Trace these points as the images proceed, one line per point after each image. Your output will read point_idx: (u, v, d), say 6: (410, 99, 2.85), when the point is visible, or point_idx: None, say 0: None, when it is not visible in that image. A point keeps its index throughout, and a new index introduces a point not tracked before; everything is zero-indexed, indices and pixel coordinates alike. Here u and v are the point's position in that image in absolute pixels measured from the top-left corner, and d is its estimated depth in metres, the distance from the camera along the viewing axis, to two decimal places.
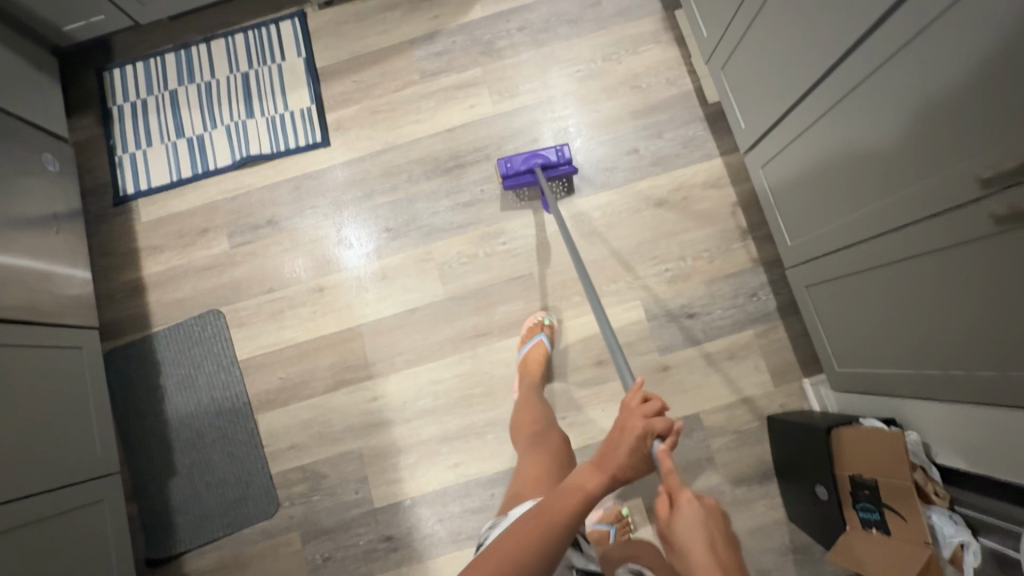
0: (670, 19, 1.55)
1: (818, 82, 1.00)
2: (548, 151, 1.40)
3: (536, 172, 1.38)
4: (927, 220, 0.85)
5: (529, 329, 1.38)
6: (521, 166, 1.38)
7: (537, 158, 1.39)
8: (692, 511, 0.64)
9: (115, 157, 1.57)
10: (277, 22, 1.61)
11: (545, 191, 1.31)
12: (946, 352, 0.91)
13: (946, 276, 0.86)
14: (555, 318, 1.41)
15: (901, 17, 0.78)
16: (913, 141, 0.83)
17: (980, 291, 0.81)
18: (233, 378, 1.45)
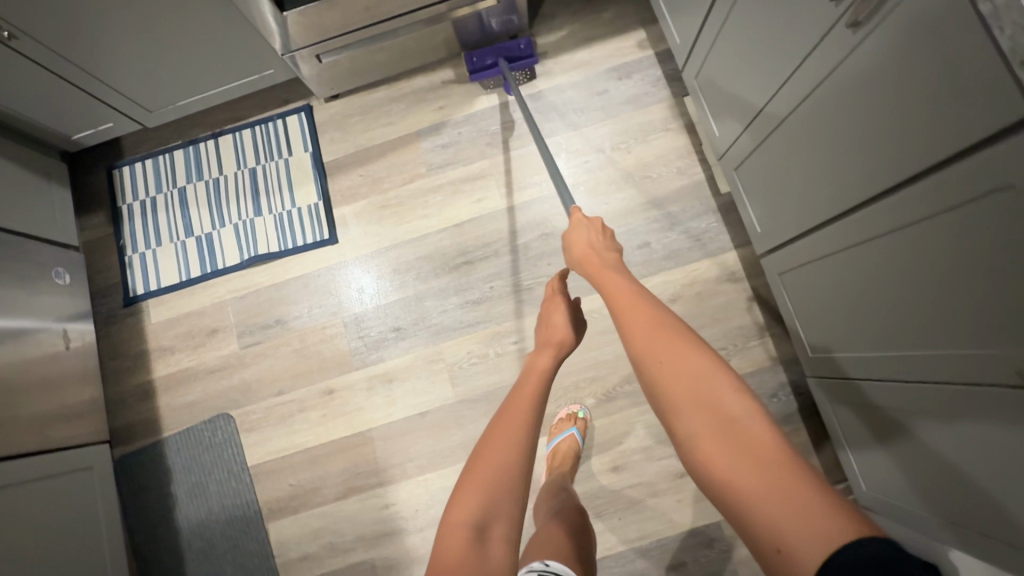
0: (679, 106, 1.52)
1: (845, 213, 0.96)
2: (509, 45, 1.48)
3: (498, 62, 1.47)
4: (973, 385, 0.80)
5: (562, 420, 1.37)
6: (484, 58, 1.48)
7: (499, 50, 1.49)
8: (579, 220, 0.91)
9: (125, 257, 1.57)
10: (284, 115, 1.61)
11: (505, 73, 1.40)
12: (998, 513, 0.84)
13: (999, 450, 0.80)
14: (589, 412, 1.39)
15: (936, 189, 0.74)
16: (958, 302, 0.78)
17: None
18: (244, 485, 1.43)
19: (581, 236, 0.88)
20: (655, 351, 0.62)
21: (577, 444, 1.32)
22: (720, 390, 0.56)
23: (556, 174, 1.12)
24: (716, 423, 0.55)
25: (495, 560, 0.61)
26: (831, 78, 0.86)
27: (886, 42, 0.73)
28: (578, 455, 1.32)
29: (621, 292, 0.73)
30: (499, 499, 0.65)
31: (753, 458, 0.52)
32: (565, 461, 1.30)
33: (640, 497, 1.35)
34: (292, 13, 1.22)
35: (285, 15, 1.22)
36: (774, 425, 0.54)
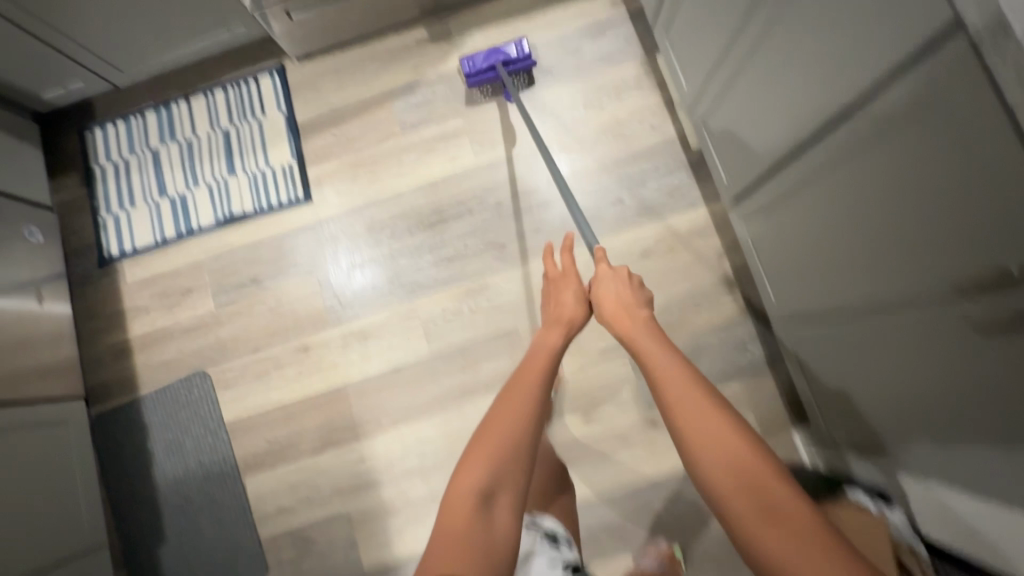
0: (652, 64, 1.53)
1: (795, 153, 0.98)
2: (507, 48, 1.45)
3: (497, 68, 1.43)
4: (903, 310, 0.82)
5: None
6: (482, 64, 1.44)
7: (497, 55, 1.45)
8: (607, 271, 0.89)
9: (100, 218, 1.57)
10: (257, 76, 1.60)
11: (507, 84, 1.37)
12: (938, 437, 0.86)
13: (934, 374, 0.81)
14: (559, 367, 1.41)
15: (868, 115, 0.75)
16: (895, 225, 0.78)
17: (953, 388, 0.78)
18: (221, 441, 1.45)
19: (607, 281, 0.88)
20: (696, 423, 0.63)
21: None
22: (759, 469, 0.58)
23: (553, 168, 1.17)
24: (750, 495, 0.57)
25: (498, 521, 0.65)
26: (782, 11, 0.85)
27: None
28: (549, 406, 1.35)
29: (658, 355, 0.72)
30: (506, 471, 0.68)
31: (785, 526, 0.54)
32: None
33: (611, 447, 1.38)
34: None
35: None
36: (810, 504, 0.55)
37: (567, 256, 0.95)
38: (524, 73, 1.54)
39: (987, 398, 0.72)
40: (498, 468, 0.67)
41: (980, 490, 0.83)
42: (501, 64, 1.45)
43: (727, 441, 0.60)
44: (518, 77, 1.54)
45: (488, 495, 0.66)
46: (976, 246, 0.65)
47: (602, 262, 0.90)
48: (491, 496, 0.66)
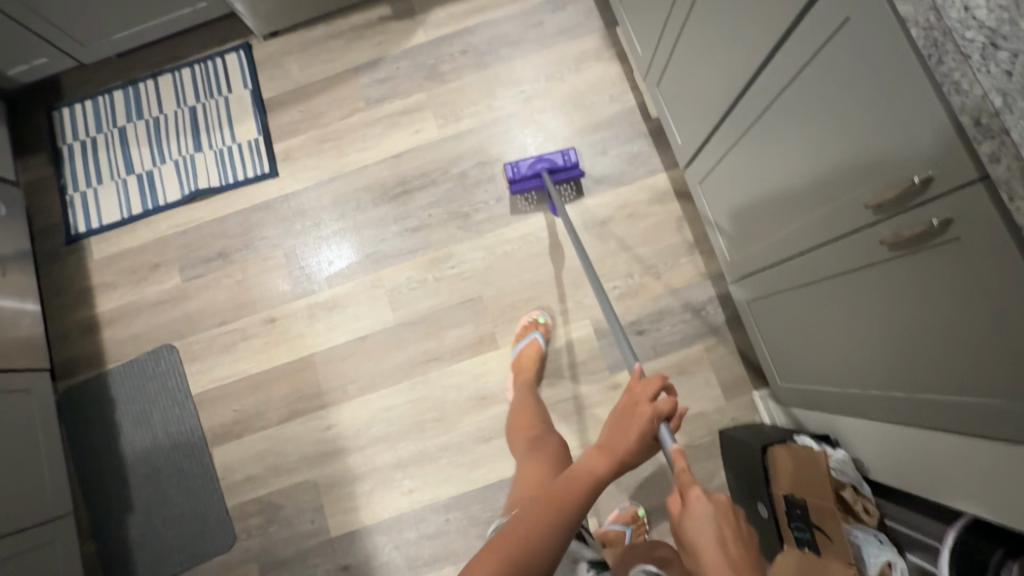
0: (611, 36, 1.56)
1: (734, 103, 0.99)
2: (554, 156, 1.42)
3: (542, 176, 1.39)
4: (831, 244, 0.83)
5: (524, 327, 1.40)
6: (527, 171, 1.40)
7: (543, 163, 1.41)
8: (705, 510, 0.65)
9: (67, 196, 1.58)
10: (223, 54, 1.62)
11: (553, 194, 1.32)
12: (880, 380, 0.86)
13: (867, 308, 0.82)
14: (550, 317, 1.42)
15: (790, 49, 0.77)
16: (830, 165, 0.78)
17: (891, 322, 0.78)
18: (188, 413, 1.45)
19: (703, 523, 0.64)
20: None
21: (540, 349, 1.35)
22: None
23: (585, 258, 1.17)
24: None
25: None
26: None
27: None
28: (542, 359, 1.35)
29: None
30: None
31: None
32: (528, 367, 1.33)
33: (572, 410, 1.39)
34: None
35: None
36: None
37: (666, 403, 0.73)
38: (571, 182, 1.48)
39: (915, 321, 0.73)
40: None
41: (914, 424, 0.83)
42: (547, 171, 1.41)
43: None
44: (565, 185, 1.48)
45: None
46: (887, 160, 0.67)
47: (694, 487, 0.66)
48: None
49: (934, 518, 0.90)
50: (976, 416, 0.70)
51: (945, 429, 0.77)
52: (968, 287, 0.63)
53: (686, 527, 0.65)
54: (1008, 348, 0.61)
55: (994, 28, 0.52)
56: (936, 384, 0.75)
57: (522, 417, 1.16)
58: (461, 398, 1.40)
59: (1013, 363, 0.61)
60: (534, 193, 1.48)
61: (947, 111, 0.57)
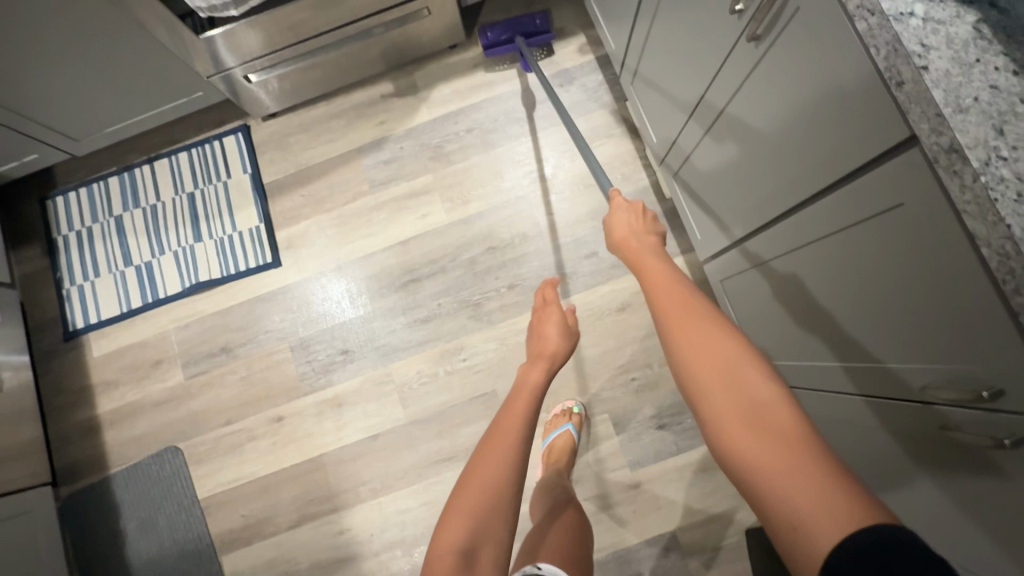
0: (622, 111, 1.51)
1: (767, 224, 0.94)
2: (524, 20, 1.48)
3: (516, 39, 1.45)
4: (878, 398, 0.79)
5: (557, 416, 1.36)
6: (501, 36, 1.47)
7: (516, 27, 1.47)
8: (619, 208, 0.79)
9: (63, 290, 1.53)
10: (221, 137, 1.57)
11: (525, 52, 1.38)
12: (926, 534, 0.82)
13: (922, 475, 0.77)
14: (585, 406, 1.38)
15: (835, 202, 0.72)
16: (879, 325, 0.73)
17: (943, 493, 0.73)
18: (196, 519, 1.41)
19: (619, 213, 0.78)
20: (686, 328, 0.54)
21: (573, 439, 1.32)
22: (741, 371, 0.49)
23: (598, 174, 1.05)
24: (749, 424, 0.46)
25: None
26: (749, 82, 0.81)
27: (782, 57, 0.70)
28: (574, 450, 1.31)
29: (658, 272, 0.65)
30: (490, 519, 0.63)
31: (783, 444, 0.44)
32: (561, 457, 1.29)
33: (592, 510, 1.34)
34: (219, 32, 1.18)
35: (212, 35, 1.18)
36: (779, 382, 0.49)
37: (551, 292, 0.97)
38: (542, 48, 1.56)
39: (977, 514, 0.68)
40: (481, 523, 0.62)
41: None
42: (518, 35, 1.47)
43: (722, 358, 0.51)
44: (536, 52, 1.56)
45: (469, 553, 0.61)
46: (951, 352, 0.62)
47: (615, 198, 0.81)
48: (473, 556, 0.61)
49: None
50: None
51: None
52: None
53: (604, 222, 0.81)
54: None
55: None
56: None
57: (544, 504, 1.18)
58: None
59: None
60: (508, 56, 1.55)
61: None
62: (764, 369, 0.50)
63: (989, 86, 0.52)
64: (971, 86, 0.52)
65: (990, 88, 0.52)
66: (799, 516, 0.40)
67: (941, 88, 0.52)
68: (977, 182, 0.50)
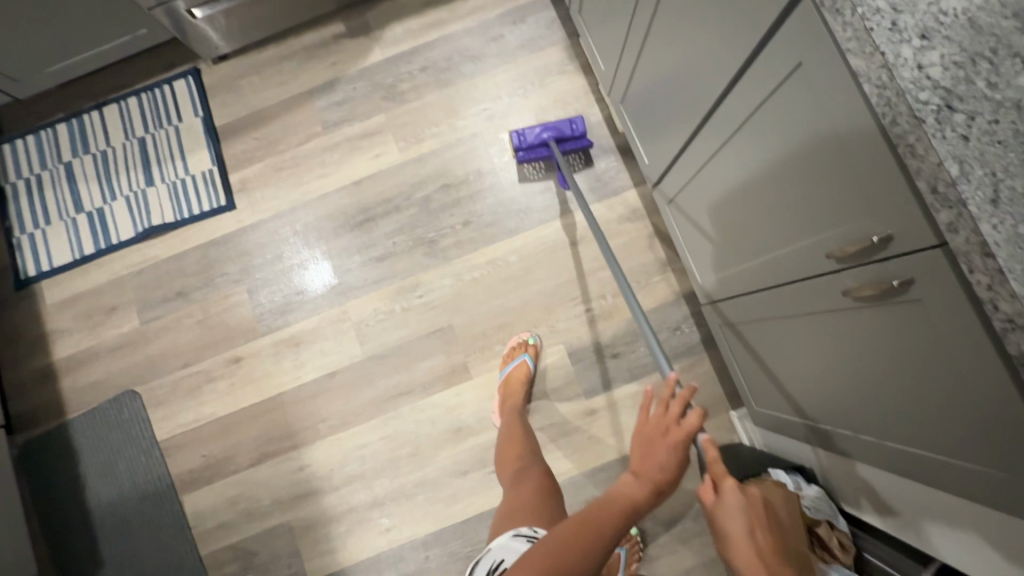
0: (575, 47, 1.51)
1: (695, 133, 0.95)
2: (560, 124, 1.37)
3: (550, 145, 1.35)
4: (798, 284, 0.81)
5: (514, 348, 1.37)
6: (534, 140, 1.36)
7: (550, 131, 1.36)
8: (735, 501, 0.74)
9: (13, 239, 1.50)
10: (170, 81, 1.54)
11: (561, 165, 1.27)
12: (848, 418, 0.84)
13: (837, 354, 0.79)
14: (541, 338, 1.39)
15: (746, 85, 0.73)
16: (793, 206, 0.74)
17: (858, 367, 0.76)
18: (156, 460, 1.41)
19: (734, 512, 0.74)
20: None
21: (530, 368, 1.33)
22: None
23: (585, 211, 1.18)
24: None
25: None
26: None
27: None
28: (531, 381, 1.33)
29: None
30: None
31: None
32: (518, 388, 1.30)
33: (548, 438, 1.36)
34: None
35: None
36: None
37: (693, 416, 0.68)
38: (579, 151, 1.44)
39: (890, 377, 0.70)
40: None
41: (888, 468, 0.82)
42: (554, 140, 1.36)
43: None
44: (573, 155, 1.45)
45: None
46: (850, 213, 0.64)
47: (728, 482, 0.74)
48: None
49: (909, 557, 0.90)
50: (955, 475, 0.67)
51: (926, 484, 0.74)
52: (937, 356, 0.60)
53: (719, 516, 0.74)
54: (981, 415, 0.58)
55: (950, 87, 0.48)
56: (908, 439, 0.72)
57: (509, 443, 1.16)
58: (437, 431, 1.37)
59: (991, 433, 0.58)
60: (542, 161, 1.46)
61: (903, 174, 0.53)
62: None
63: None
64: None
65: None
66: None
67: None
68: (856, 16, 0.51)
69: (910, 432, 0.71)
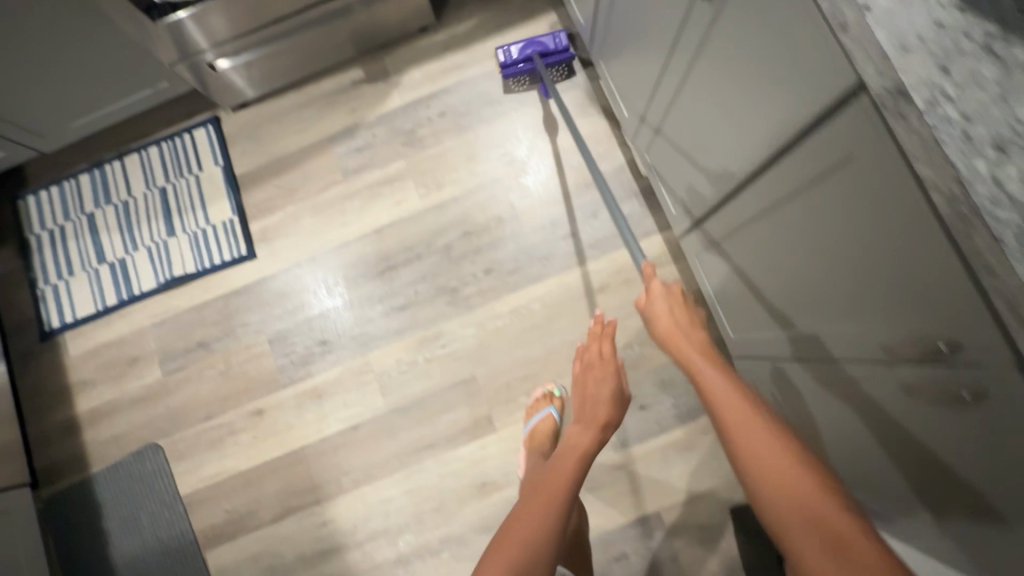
0: (596, 89, 1.49)
1: (731, 194, 0.92)
2: (544, 40, 1.43)
3: (534, 60, 1.41)
4: (841, 363, 0.77)
5: (539, 400, 1.32)
6: (518, 57, 1.42)
7: (534, 47, 1.42)
8: (660, 296, 0.95)
9: (37, 290, 1.51)
10: (191, 129, 1.55)
11: (544, 77, 1.34)
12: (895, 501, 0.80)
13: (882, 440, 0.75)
14: (566, 388, 1.36)
15: (790, 162, 0.70)
16: (840, 288, 0.71)
17: (905, 458, 0.71)
18: (179, 515, 1.40)
19: (660, 305, 0.94)
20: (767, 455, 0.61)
21: (556, 421, 1.28)
22: (802, 487, 0.57)
23: (623, 227, 1.08)
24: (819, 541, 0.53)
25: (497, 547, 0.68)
26: (702, 45, 0.78)
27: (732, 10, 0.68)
28: (557, 433, 1.28)
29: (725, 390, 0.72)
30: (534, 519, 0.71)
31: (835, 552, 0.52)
32: (544, 441, 1.25)
33: None
34: (187, 14, 1.15)
35: (178, 17, 1.15)
36: (858, 515, 0.54)
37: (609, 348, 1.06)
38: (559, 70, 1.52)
39: (939, 475, 0.65)
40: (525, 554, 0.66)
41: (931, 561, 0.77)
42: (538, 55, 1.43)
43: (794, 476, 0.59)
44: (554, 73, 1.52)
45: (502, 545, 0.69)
46: (909, 309, 0.60)
47: (653, 283, 0.96)
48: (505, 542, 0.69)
49: None
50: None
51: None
52: (990, 473, 0.56)
53: (644, 308, 0.97)
54: None
55: None
56: (955, 535, 0.68)
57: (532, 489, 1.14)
58: (462, 486, 1.34)
59: None
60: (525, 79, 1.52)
61: (977, 287, 0.50)
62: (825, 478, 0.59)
63: (933, 23, 0.50)
64: (914, 24, 0.49)
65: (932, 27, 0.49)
66: None
67: (882, 27, 0.50)
68: (923, 124, 0.48)
69: (960, 533, 0.67)
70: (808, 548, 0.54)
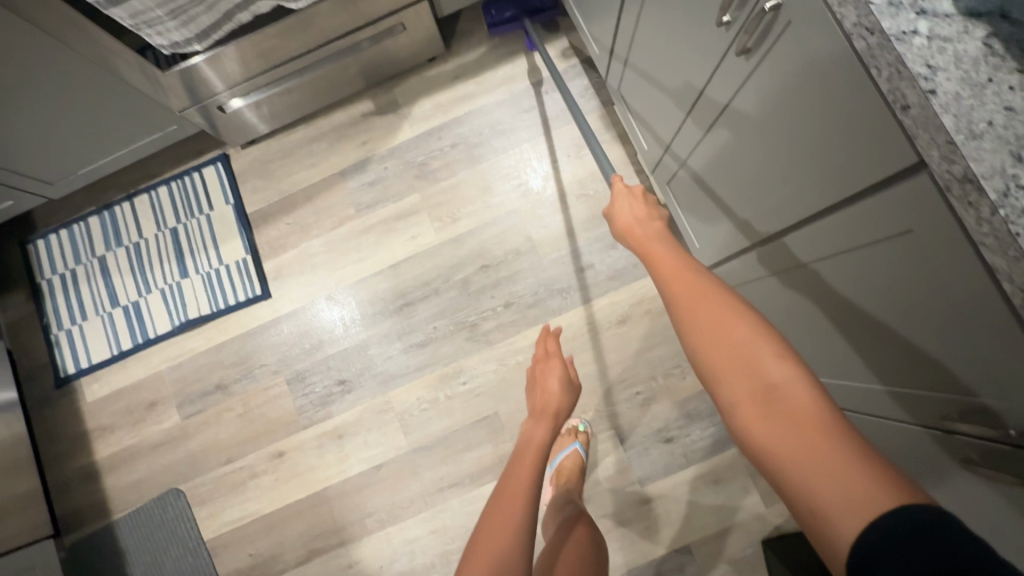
0: (611, 115, 1.47)
1: (767, 240, 0.89)
2: None
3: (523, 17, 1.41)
4: (907, 416, 0.75)
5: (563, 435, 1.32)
6: (506, 13, 1.42)
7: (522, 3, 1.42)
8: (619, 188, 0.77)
9: (51, 336, 1.49)
10: (200, 168, 1.53)
11: (533, 36, 1.34)
12: None
13: (956, 500, 0.73)
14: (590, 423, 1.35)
15: (837, 223, 0.67)
16: (896, 349, 0.68)
17: (979, 519, 0.69)
18: (203, 560, 1.38)
19: (622, 202, 0.75)
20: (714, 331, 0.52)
21: (582, 458, 1.27)
22: (761, 358, 0.48)
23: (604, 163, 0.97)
24: (778, 420, 0.45)
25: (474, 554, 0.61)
26: (740, 95, 0.76)
27: (775, 67, 0.65)
28: (583, 469, 1.28)
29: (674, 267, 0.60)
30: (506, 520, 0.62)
31: (795, 427, 0.43)
32: (570, 477, 1.25)
33: (605, 529, 1.31)
34: (197, 61, 1.13)
35: (189, 65, 1.14)
36: (821, 391, 0.45)
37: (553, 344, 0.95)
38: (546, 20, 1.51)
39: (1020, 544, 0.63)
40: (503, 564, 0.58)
41: None
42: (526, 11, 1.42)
43: (752, 350, 0.49)
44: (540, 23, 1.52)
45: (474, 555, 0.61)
46: (977, 385, 0.57)
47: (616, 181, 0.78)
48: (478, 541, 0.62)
49: None
50: None
51: None
52: None
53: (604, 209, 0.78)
54: None
55: None
56: None
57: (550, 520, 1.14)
58: None
59: None
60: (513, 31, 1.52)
61: None
62: (788, 355, 0.48)
63: (1004, 107, 0.47)
64: (984, 109, 0.47)
65: (1005, 110, 0.46)
66: (815, 493, 0.40)
67: (951, 113, 0.47)
68: (996, 216, 0.45)
69: None
70: (768, 433, 0.44)
